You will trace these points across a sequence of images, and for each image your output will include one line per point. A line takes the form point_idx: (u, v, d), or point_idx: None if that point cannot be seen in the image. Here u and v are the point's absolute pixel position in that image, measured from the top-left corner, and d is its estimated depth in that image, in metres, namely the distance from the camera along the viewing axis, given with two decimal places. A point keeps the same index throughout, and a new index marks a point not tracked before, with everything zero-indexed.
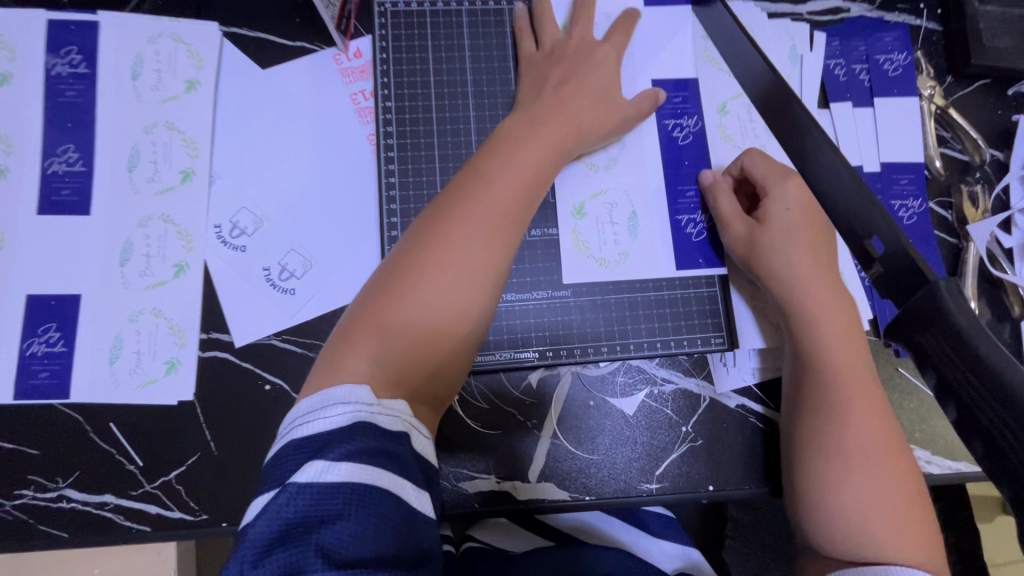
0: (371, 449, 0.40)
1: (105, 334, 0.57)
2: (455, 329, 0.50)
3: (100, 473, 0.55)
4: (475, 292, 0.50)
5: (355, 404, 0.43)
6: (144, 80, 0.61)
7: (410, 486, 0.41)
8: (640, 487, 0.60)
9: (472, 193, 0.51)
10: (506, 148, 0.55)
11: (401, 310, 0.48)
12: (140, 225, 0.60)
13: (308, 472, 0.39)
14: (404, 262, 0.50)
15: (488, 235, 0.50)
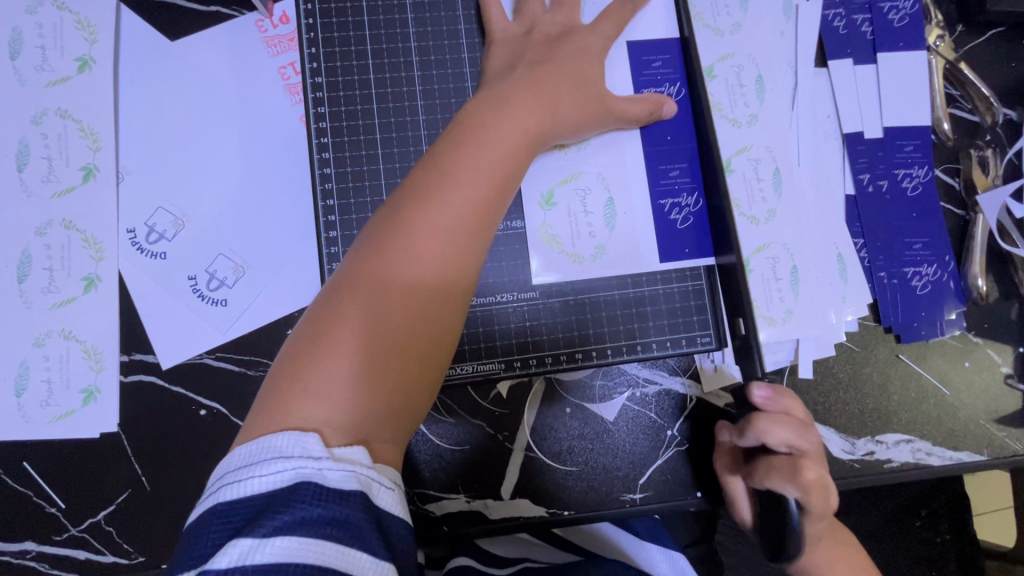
0: (313, 517, 0.33)
1: (8, 361, 0.50)
2: (424, 356, 0.43)
3: (17, 518, 0.49)
4: (445, 307, 0.44)
5: (301, 459, 0.35)
6: (26, 59, 0.52)
7: (367, 558, 0.34)
8: (623, 497, 0.55)
9: (434, 189, 0.44)
10: (469, 135, 0.47)
11: (353, 343, 0.40)
12: (38, 233, 0.51)
13: (231, 553, 0.32)
14: (354, 284, 0.42)
15: (460, 243, 0.44)
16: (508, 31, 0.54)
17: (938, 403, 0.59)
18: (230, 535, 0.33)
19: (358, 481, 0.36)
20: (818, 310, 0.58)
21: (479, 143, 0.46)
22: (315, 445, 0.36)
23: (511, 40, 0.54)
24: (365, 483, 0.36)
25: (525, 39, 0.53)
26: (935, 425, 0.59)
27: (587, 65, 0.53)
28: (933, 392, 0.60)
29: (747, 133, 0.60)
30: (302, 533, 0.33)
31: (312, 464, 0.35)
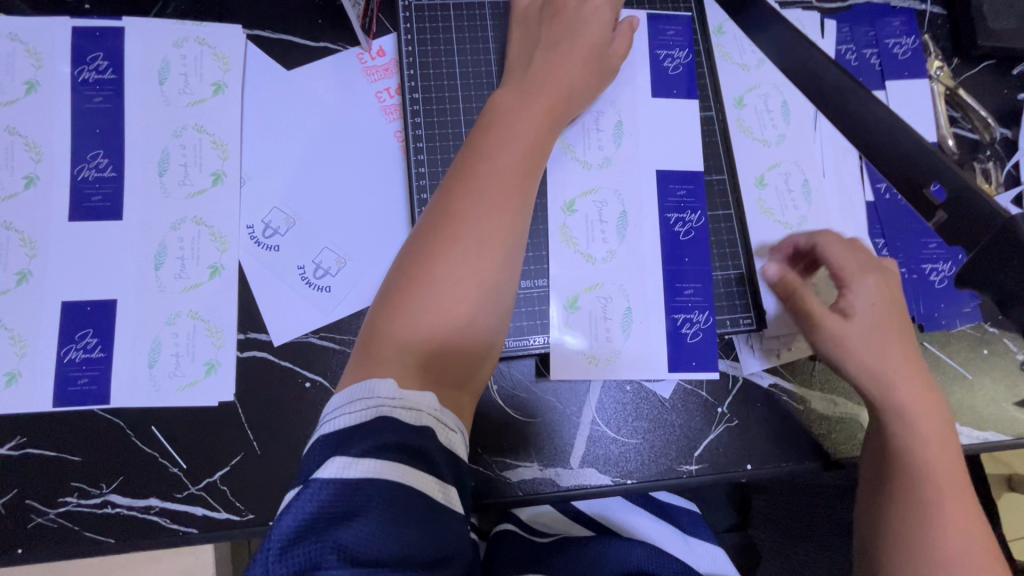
0: (392, 443, 0.38)
1: (143, 337, 0.57)
2: (472, 311, 0.46)
3: (144, 476, 0.55)
4: (487, 266, 0.47)
5: (382, 397, 0.40)
6: (171, 84, 0.61)
7: (436, 484, 0.39)
8: (678, 468, 0.60)
9: (475, 162, 0.49)
10: (499, 114, 0.53)
11: (411, 303, 0.45)
12: (173, 228, 0.59)
13: (330, 466, 0.37)
14: (411, 255, 0.47)
15: (494, 205, 0.48)
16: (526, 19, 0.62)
17: (962, 386, 0.65)
18: (327, 454, 0.38)
19: (428, 418, 0.41)
20: None
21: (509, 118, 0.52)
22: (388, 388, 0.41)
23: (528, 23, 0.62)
24: (432, 422, 0.41)
25: (531, 28, 0.62)
26: (960, 407, 0.65)
27: (596, 28, 0.61)
28: (958, 377, 0.66)
29: (778, 151, 0.67)
30: (385, 455, 0.37)
31: (388, 402, 0.40)
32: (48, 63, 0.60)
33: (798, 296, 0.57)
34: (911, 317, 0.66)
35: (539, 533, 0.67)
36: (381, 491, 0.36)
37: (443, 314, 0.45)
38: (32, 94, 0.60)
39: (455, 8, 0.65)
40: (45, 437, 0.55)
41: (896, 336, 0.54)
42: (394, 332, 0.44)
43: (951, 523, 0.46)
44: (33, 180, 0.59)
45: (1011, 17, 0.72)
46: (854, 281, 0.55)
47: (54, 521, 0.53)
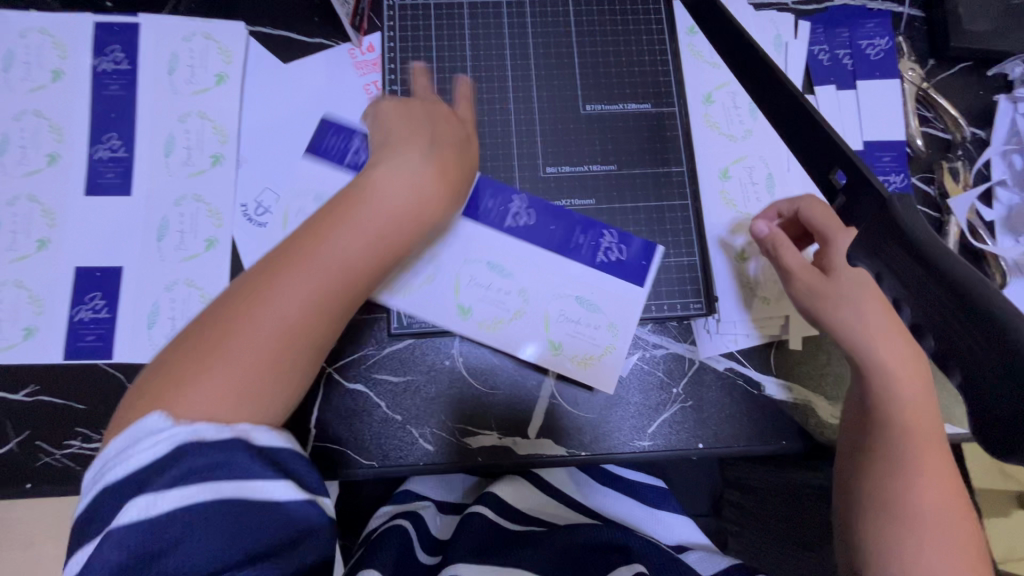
0: (196, 467, 0.40)
1: (145, 301, 0.63)
2: (285, 383, 0.46)
3: None
4: (292, 359, 0.45)
5: (168, 429, 0.41)
6: (179, 74, 0.68)
7: (265, 486, 0.41)
8: (632, 444, 0.64)
9: (313, 242, 0.47)
10: (341, 210, 0.49)
11: (227, 358, 0.44)
12: (175, 204, 0.66)
13: (133, 509, 0.39)
14: (226, 315, 0.45)
15: (314, 295, 0.46)
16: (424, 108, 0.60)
17: None
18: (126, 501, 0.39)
19: (234, 432, 0.42)
20: None
21: (345, 217, 0.49)
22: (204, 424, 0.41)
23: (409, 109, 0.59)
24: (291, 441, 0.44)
25: (416, 103, 0.60)
26: None
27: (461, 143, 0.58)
28: None
29: (743, 145, 0.70)
30: (193, 481, 0.39)
31: (185, 431, 0.41)
32: (72, 54, 0.67)
33: (776, 249, 0.60)
34: None
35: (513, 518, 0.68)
36: (194, 516, 0.39)
37: (212, 394, 0.42)
38: (57, 81, 0.67)
39: (437, 9, 0.71)
40: (55, 386, 0.61)
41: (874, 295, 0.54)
42: (162, 387, 0.43)
43: (920, 455, 0.50)
44: (55, 158, 0.66)
45: (985, 20, 0.73)
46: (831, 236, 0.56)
47: (60, 461, 0.60)
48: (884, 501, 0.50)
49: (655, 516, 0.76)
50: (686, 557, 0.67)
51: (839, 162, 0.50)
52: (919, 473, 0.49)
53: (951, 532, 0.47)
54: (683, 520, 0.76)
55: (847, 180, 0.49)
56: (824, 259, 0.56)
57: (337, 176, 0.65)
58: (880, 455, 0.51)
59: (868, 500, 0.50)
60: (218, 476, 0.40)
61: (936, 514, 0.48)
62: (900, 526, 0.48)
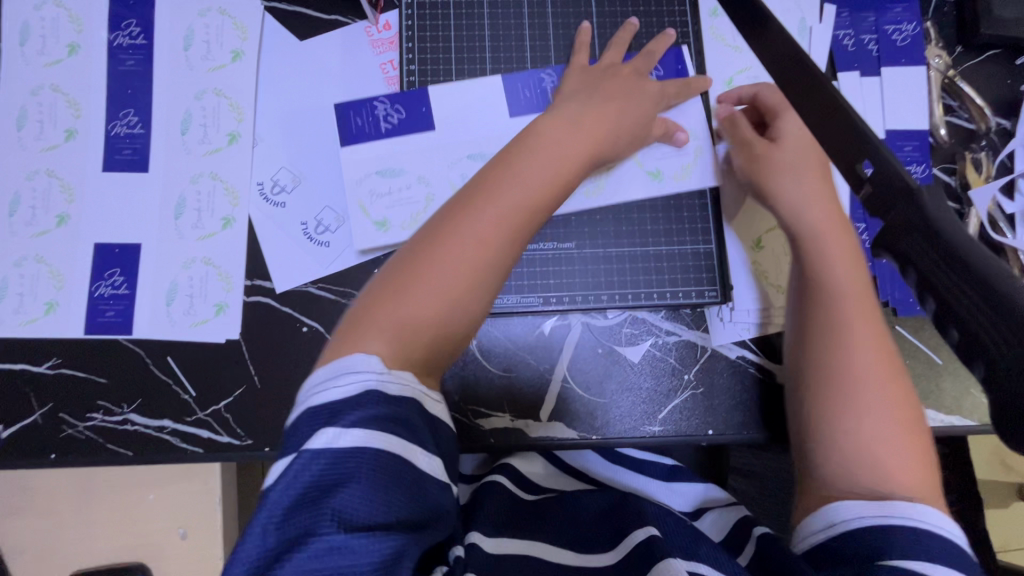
0: (373, 417, 0.43)
1: (163, 278, 0.64)
2: (448, 317, 0.51)
3: (159, 399, 0.62)
4: (470, 295, 0.52)
5: (367, 372, 0.45)
6: (195, 50, 0.67)
7: (420, 451, 0.45)
8: (642, 429, 0.64)
9: (487, 192, 0.54)
10: (502, 172, 0.55)
11: (411, 296, 0.50)
12: (192, 181, 0.66)
13: (321, 438, 0.42)
14: (410, 258, 0.52)
15: (481, 242, 0.52)
16: (571, 82, 0.66)
17: (929, 370, 0.67)
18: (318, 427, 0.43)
19: (410, 391, 0.46)
20: None
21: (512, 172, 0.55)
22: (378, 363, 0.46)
23: (581, 83, 0.65)
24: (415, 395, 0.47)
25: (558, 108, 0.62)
26: (925, 390, 0.67)
27: (615, 113, 0.62)
28: (927, 362, 0.67)
29: None
30: (373, 427, 0.43)
31: (375, 376, 0.45)
32: (88, 27, 0.67)
33: (730, 127, 0.67)
34: (884, 301, 0.68)
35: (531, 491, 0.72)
36: (367, 461, 0.42)
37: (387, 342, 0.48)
38: (73, 56, 0.67)
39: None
40: (77, 360, 0.62)
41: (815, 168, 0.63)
42: (356, 328, 0.49)
43: (852, 340, 0.55)
44: (72, 133, 0.66)
45: (1017, 6, 0.71)
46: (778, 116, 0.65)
47: (82, 433, 0.61)
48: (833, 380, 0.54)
49: (663, 485, 0.77)
50: (700, 523, 0.70)
51: (870, 154, 0.48)
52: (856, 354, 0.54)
53: (882, 406, 0.52)
54: (693, 483, 0.76)
55: (875, 171, 0.48)
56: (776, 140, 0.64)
57: (380, 146, 0.67)
58: (817, 346, 0.56)
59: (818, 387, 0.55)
60: (383, 427, 0.43)
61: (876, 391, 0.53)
62: (843, 398, 0.53)
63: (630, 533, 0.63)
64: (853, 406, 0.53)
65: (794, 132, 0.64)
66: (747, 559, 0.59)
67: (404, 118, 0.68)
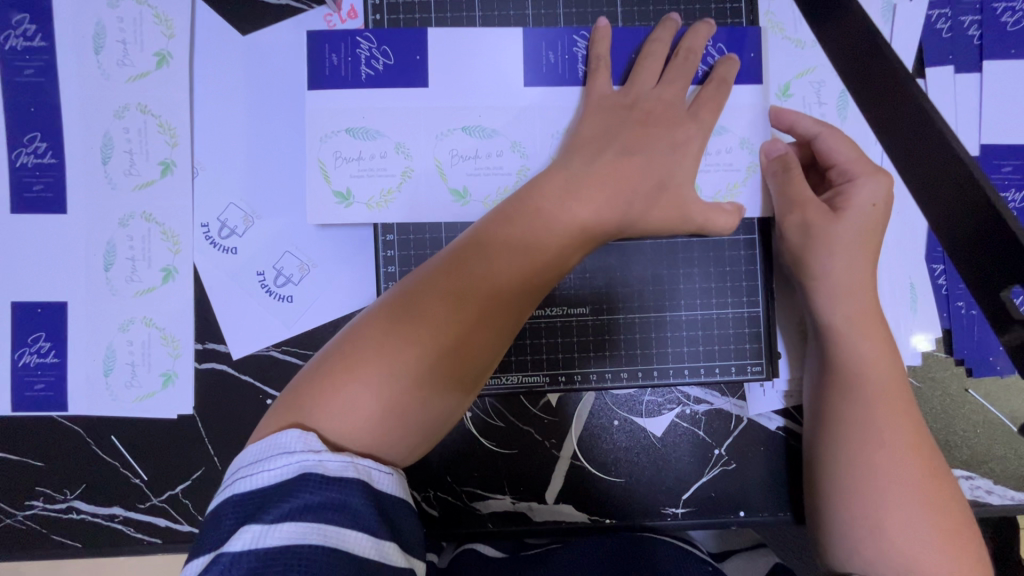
0: (315, 504, 0.33)
1: (98, 343, 0.54)
2: (432, 390, 0.39)
3: (107, 485, 0.54)
4: (460, 372, 0.40)
5: (301, 454, 0.35)
6: (109, 54, 0.53)
7: (365, 537, 0.33)
8: (664, 511, 0.56)
9: (473, 250, 0.42)
10: (526, 207, 0.44)
11: (384, 349, 0.38)
12: (121, 224, 0.54)
13: (242, 537, 0.32)
14: (400, 301, 0.41)
15: (480, 306, 0.40)
16: (608, 102, 0.50)
17: (1006, 440, 0.57)
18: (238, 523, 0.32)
19: (355, 470, 0.35)
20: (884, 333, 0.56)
21: (532, 213, 0.44)
22: (317, 442, 0.36)
23: (609, 111, 0.50)
24: (363, 478, 0.35)
25: (603, 110, 0.50)
26: (999, 463, 0.57)
27: (674, 161, 0.49)
28: (1004, 430, 0.57)
29: None
30: (308, 517, 0.32)
31: (313, 457, 0.35)
32: None
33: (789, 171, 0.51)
34: (958, 360, 0.57)
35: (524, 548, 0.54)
36: (298, 558, 0.31)
37: (347, 422, 0.37)
38: None
39: None
40: (7, 441, 0.54)
41: (869, 248, 0.49)
42: (307, 395, 0.38)
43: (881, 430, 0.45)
44: None
45: None
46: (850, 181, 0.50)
47: (23, 523, 0.54)
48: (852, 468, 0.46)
49: None
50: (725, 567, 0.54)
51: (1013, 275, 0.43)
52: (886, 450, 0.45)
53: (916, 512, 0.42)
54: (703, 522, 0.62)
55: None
56: (839, 197, 0.50)
57: (358, 96, 0.52)
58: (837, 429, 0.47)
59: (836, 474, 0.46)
60: (320, 515, 0.33)
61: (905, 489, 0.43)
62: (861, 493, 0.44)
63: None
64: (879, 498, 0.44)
65: (865, 195, 0.50)
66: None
67: (391, 66, 0.51)
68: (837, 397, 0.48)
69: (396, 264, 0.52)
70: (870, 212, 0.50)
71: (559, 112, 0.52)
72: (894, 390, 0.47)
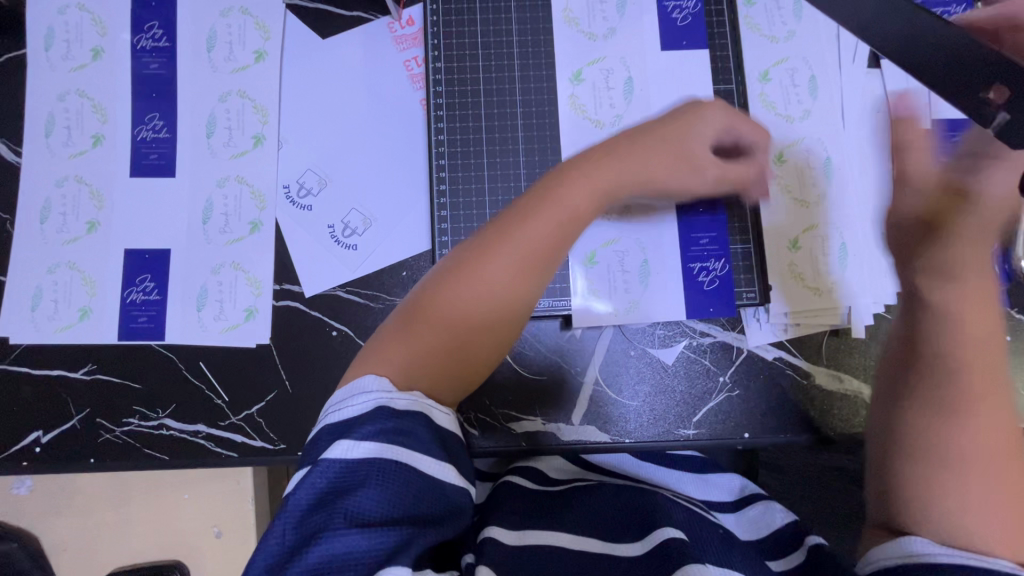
0: (388, 429, 0.42)
1: (193, 284, 0.64)
2: (478, 344, 0.48)
3: (193, 405, 0.63)
4: (498, 327, 0.48)
5: (377, 391, 0.44)
6: (218, 51, 0.67)
7: (430, 458, 0.42)
8: (677, 433, 0.63)
9: (506, 227, 0.48)
10: (549, 188, 0.50)
11: (436, 313, 0.47)
12: (219, 185, 0.65)
13: (332, 451, 0.41)
14: (441, 278, 0.48)
15: (519, 273, 0.47)
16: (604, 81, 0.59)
17: None
18: (330, 441, 0.42)
19: (420, 405, 0.44)
20: (862, 278, 0.65)
21: (555, 194, 0.49)
22: (388, 384, 0.44)
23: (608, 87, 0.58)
24: (425, 408, 0.44)
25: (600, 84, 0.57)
26: None
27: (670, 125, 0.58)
28: None
29: (801, 127, 0.67)
30: (383, 438, 0.41)
31: (385, 394, 0.43)
32: (111, 30, 0.66)
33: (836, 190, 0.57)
34: None
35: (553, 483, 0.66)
36: (376, 470, 0.40)
37: (408, 368, 0.46)
38: (97, 61, 0.66)
39: None
40: (112, 367, 0.63)
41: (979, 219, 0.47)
42: (382, 348, 0.47)
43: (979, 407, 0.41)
44: (99, 139, 0.66)
45: None
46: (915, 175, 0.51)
47: (120, 438, 0.62)
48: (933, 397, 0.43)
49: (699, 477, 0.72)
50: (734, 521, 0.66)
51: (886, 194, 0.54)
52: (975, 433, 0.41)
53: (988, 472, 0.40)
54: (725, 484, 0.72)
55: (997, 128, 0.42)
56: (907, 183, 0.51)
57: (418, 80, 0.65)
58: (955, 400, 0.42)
59: (903, 440, 0.43)
60: (395, 441, 0.41)
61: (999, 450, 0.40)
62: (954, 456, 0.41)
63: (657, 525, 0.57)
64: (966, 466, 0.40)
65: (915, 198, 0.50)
66: (789, 565, 0.57)
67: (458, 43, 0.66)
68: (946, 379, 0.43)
69: (448, 211, 0.64)
70: (1004, 205, 0.47)
71: (580, 94, 0.66)
72: (984, 361, 0.43)
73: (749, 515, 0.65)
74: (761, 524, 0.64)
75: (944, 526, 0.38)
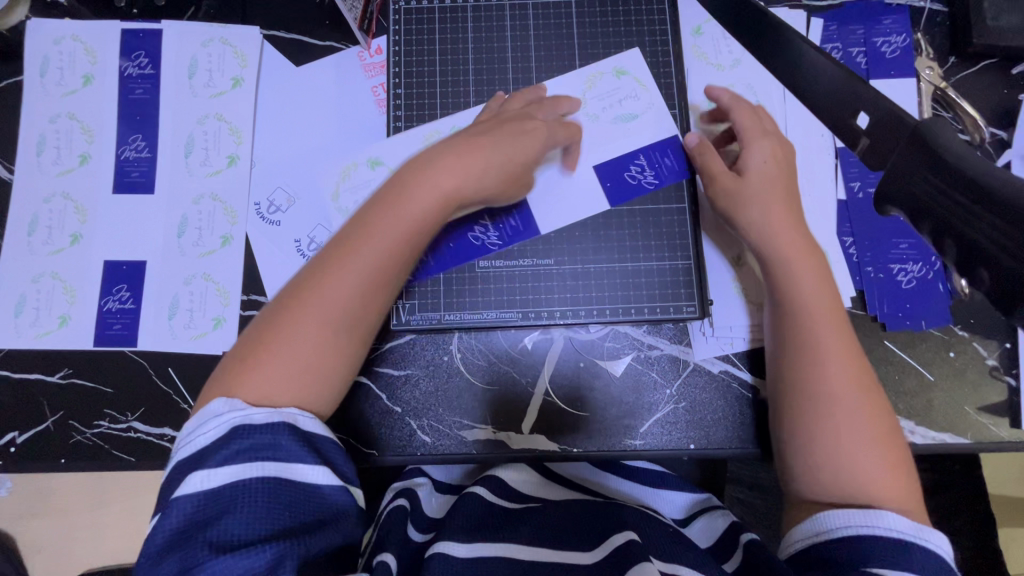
0: (245, 448, 0.46)
1: (166, 294, 0.68)
2: (337, 351, 0.53)
3: (161, 409, 0.66)
4: (351, 336, 0.53)
5: (229, 413, 0.47)
6: (199, 78, 0.72)
7: (296, 465, 0.46)
8: (624, 443, 0.65)
9: (351, 245, 0.54)
10: (387, 199, 0.55)
11: (287, 330, 0.51)
12: (194, 201, 0.70)
13: (190, 483, 0.44)
14: (292, 295, 0.53)
15: (365, 282, 0.53)
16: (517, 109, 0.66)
17: (921, 386, 0.66)
18: (186, 474, 0.45)
19: (280, 416, 0.48)
20: None
21: (392, 205, 0.55)
22: (240, 404, 0.48)
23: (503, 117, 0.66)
24: (288, 418, 0.48)
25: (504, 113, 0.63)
26: (917, 407, 0.66)
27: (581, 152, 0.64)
28: (920, 378, 0.66)
29: None
30: (239, 459, 0.45)
31: (238, 414, 0.47)
32: (101, 59, 0.72)
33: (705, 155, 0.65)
34: (873, 315, 0.67)
35: (508, 496, 0.67)
36: (240, 489, 0.44)
37: (274, 388, 0.50)
38: (87, 86, 0.71)
39: (441, 18, 0.71)
40: (86, 371, 0.66)
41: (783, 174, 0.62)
42: (243, 370, 0.51)
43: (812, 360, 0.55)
44: (85, 158, 0.70)
45: (1013, 14, 0.69)
46: (751, 142, 0.63)
47: (90, 440, 0.65)
48: (798, 350, 0.56)
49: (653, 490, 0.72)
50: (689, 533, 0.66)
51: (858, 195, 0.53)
52: (829, 375, 0.54)
53: (856, 411, 0.53)
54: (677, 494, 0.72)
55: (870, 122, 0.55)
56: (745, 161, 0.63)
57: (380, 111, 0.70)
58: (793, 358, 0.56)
59: (787, 393, 0.56)
60: (257, 456, 0.46)
61: (847, 379, 0.54)
62: (812, 409, 0.54)
63: (613, 535, 0.58)
64: (826, 414, 0.54)
65: (757, 157, 0.62)
66: (734, 565, 0.56)
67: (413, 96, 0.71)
68: (790, 338, 0.57)
69: None
70: (766, 171, 0.62)
71: None
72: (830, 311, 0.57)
73: (697, 526, 0.66)
74: (706, 534, 0.64)
75: (830, 463, 0.52)
